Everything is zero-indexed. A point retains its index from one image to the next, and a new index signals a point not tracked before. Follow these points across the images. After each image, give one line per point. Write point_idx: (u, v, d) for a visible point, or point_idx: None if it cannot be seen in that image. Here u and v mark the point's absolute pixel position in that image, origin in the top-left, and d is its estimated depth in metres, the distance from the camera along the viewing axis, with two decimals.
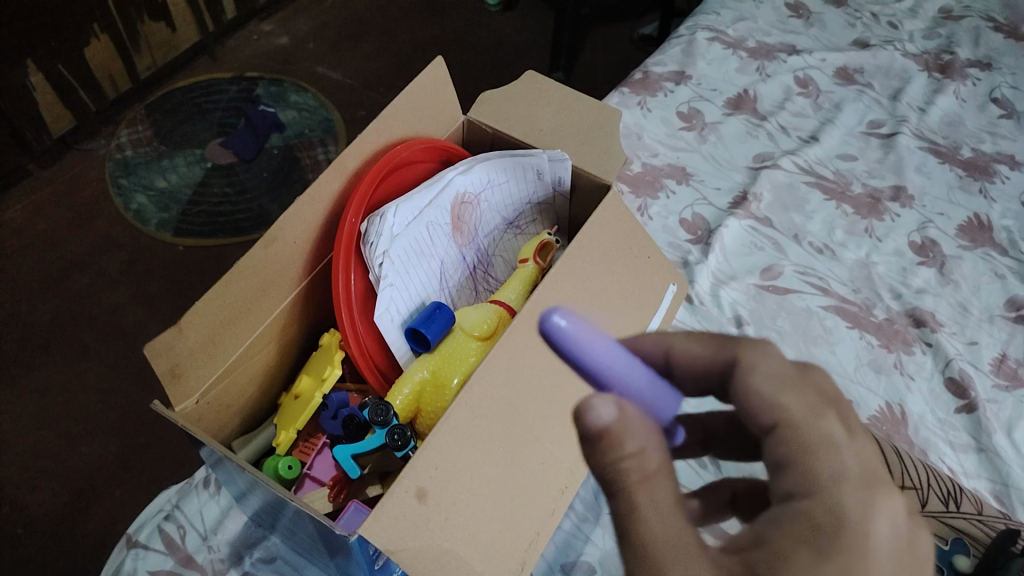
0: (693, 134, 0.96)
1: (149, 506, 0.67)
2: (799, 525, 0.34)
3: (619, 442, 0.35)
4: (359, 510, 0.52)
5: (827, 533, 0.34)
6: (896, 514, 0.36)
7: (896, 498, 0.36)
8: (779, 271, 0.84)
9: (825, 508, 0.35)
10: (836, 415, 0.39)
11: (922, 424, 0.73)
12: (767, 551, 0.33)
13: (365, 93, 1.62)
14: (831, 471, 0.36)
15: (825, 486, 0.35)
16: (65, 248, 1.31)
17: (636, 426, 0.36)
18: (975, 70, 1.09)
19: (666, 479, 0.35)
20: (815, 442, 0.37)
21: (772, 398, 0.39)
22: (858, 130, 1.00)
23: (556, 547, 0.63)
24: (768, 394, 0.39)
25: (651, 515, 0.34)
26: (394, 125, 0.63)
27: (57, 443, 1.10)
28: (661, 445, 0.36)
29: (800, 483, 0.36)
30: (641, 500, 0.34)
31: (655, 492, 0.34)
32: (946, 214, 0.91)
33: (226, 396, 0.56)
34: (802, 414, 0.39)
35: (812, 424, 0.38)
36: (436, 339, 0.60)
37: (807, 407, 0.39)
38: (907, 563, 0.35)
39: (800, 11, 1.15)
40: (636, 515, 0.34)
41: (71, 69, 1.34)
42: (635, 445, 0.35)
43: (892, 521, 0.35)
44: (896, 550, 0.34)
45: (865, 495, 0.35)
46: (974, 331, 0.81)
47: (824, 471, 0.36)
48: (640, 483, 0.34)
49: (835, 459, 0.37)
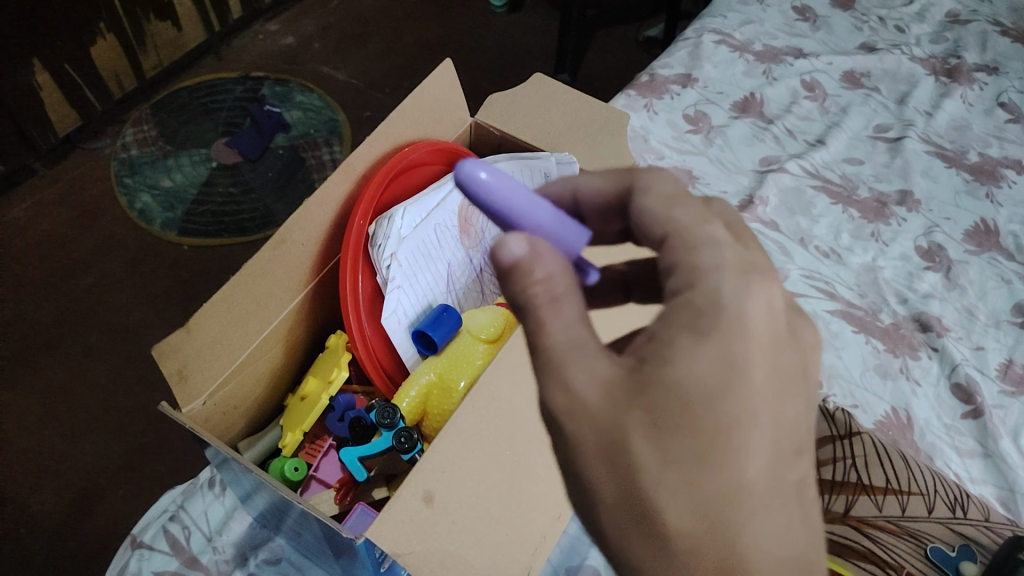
0: (699, 137, 0.96)
1: (157, 506, 0.68)
2: (682, 313, 0.35)
3: (529, 271, 0.36)
4: (366, 512, 0.52)
5: (707, 317, 0.34)
6: (774, 297, 0.36)
7: (773, 285, 0.36)
8: (786, 275, 0.84)
9: (704, 293, 0.35)
10: (723, 223, 0.39)
11: (927, 429, 0.73)
12: (655, 344, 0.34)
13: (370, 94, 1.62)
14: (709, 261, 0.36)
15: (706, 276, 0.35)
16: (70, 247, 1.31)
17: (546, 255, 0.36)
18: (982, 75, 1.09)
19: (574, 300, 0.36)
20: (699, 241, 0.37)
21: (662, 212, 0.39)
22: (865, 134, 1.00)
23: (562, 551, 0.63)
24: (658, 209, 0.40)
25: (557, 332, 0.35)
26: (402, 127, 0.63)
27: (62, 442, 1.10)
28: (570, 270, 0.37)
29: (686, 279, 0.36)
30: (547, 318, 0.35)
31: (562, 311, 0.35)
32: (952, 219, 0.91)
33: (232, 398, 0.56)
34: (690, 221, 0.38)
35: (698, 228, 0.38)
36: (443, 341, 0.60)
37: (695, 215, 0.39)
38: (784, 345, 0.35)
39: (807, 14, 1.15)
40: (543, 332, 0.35)
41: (76, 69, 1.35)
42: (544, 272, 0.36)
43: (769, 303, 0.35)
44: (773, 331, 0.35)
45: (743, 280, 0.35)
46: (979, 336, 0.81)
47: (705, 263, 0.36)
48: (548, 304, 0.35)
49: (715, 252, 0.36)
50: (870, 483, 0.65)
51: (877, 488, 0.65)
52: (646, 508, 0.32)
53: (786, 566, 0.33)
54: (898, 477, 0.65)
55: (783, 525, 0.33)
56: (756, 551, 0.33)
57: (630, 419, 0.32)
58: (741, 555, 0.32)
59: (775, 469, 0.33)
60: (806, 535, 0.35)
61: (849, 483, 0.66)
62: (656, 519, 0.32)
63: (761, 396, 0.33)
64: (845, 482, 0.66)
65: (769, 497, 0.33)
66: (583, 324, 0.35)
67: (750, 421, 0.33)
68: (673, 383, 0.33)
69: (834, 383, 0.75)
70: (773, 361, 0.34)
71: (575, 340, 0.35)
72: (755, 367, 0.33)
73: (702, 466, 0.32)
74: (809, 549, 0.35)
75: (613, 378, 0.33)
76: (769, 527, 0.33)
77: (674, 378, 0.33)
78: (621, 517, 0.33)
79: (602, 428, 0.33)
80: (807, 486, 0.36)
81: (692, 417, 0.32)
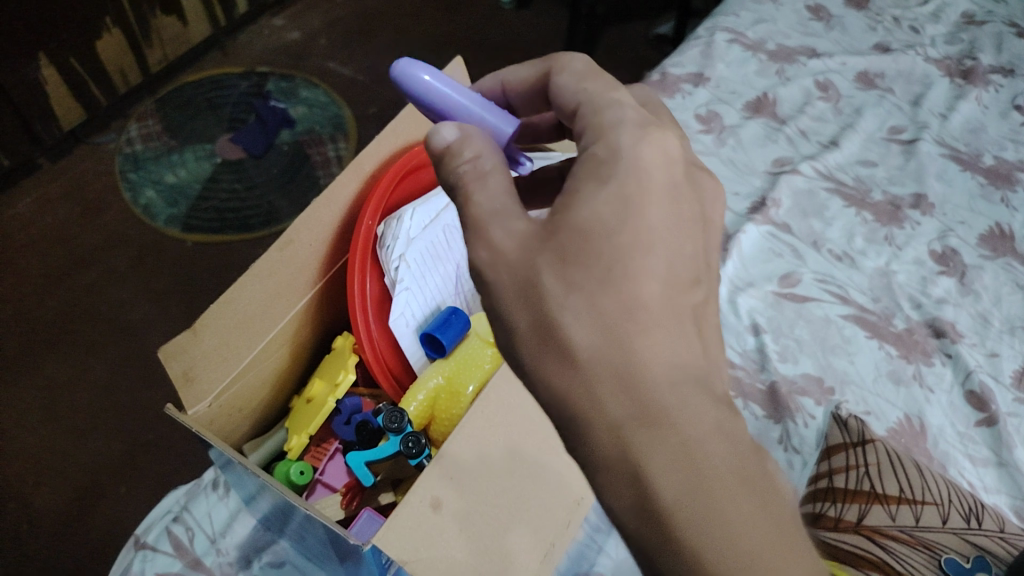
0: (711, 137, 0.95)
1: (160, 506, 0.67)
2: (587, 166, 0.40)
3: (460, 151, 0.41)
4: (372, 519, 0.51)
5: (606, 168, 0.40)
6: (669, 146, 0.41)
7: (668, 136, 0.41)
8: (798, 279, 0.83)
9: (605, 147, 0.40)
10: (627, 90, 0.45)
11: (941, 437, 0.72)
12: (565, 194, 0.39)
13: (377, 90, 1.61)
14: (610, 120, 0.42)
15: (609, 133, 0.41)
16: (74, 242, 1.30)
17: (475, 138, 0.42)
18: (998, 77, 1.08)
19: (502, 174, 0.41)
20: (603, 105, 0.43)
21: (576, 86, 0.46)
22: (879, 135, 0.99)
23: (570, 558, 0.62)
24: (572, 84, 0.46)
25: (483, 198, 0.40)
26: (411, 126, 0.62)
27: (64, 439, 1.09)
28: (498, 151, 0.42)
29: (591, 138, 0.42)
30: (476, 189, 0.40)
31: (488, 181, 0.40)
32: (967, 223, 0.90)
33: (237, 400, 0.54)
34: (598, 90, 0.45)
35: (605, 95, 0.44)
36: (452, 345, 0.58)
37: (603, 85, 0.45)
38: (679, 184, 0.41)
39: (821, 14, 1.14)
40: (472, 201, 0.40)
41: (82, 63, 1.34)
42: (473, 152, 0.41)
43: (663, 149, 0.41)
44: (667, 168, 0.40)
45: (639, 133, 0.41)
46: (994, 342, 0.80)
47: (609, 121, 0.42)
48: (477, 178, 0.41)
49: (616, 112, 0.43)
50: (883, 491, 0.64)
51: (891, 497, 0.63)
52: (558, 333, 0.36)
53: (682, 375, 0.36)
54: (913, 486, 0.64)
55: (678, 344, 0.37)
56: (651, 359, 0.36)
57: (543, 259, 0.37)
58: (638, 363, 0.35)
59: (668, 295, 0.37)
60: (703, 362, 0.38)
61: (861, 491, 0.64)
62: (565, 338, 0.36)
63: (655, 231, 0.38)
64: (857, 490, 0.64)
65: (663, 316, 0.37)
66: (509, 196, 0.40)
67: (645, 252, 0.37)
68: (578, 225, 0.38)
69: (846, 389, 0.75)
70: (669, 199, 0.39)
71: (497, 208, 0.39)
72: (649, 206, 0.39)
73: (603, 287, 0.36)
74: (707, 375, 0.38)
75: (529, 228, 0.38)
76: (664, 342, 0.36)
77: (578, 218, 0.38)
78: (537, 348, 0.36)
79: (517, 270, 0.37)
80: (704, 324, 0.39)
81: (593, 246, 0.37)
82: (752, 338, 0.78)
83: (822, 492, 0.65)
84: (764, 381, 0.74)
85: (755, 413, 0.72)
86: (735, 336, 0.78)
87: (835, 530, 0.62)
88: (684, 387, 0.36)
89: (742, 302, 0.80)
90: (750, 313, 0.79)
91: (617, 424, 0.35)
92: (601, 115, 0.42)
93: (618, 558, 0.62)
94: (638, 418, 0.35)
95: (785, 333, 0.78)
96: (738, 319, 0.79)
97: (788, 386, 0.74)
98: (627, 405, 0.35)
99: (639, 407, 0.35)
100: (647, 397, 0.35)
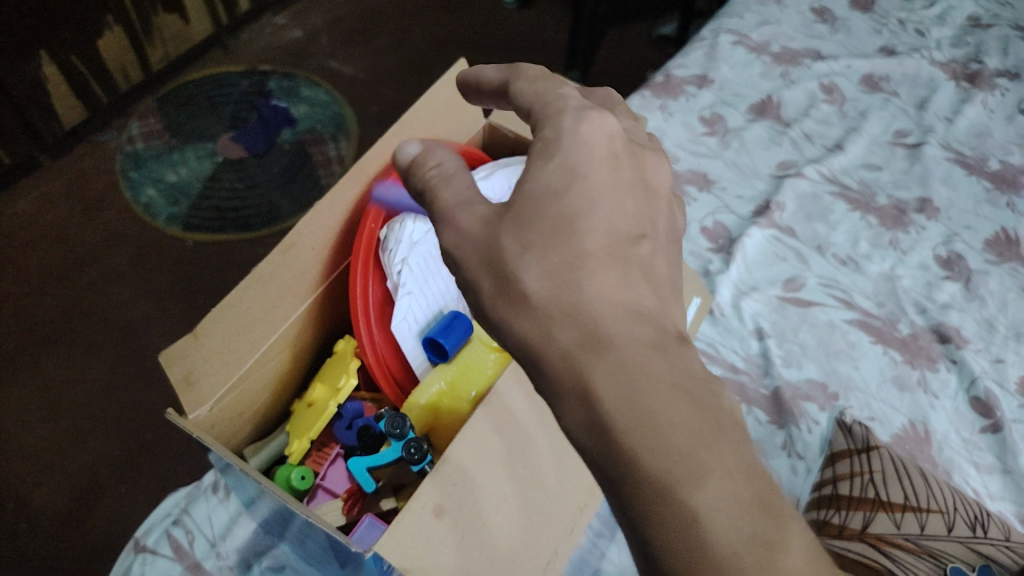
0: (715, 139, 0.94)
1: (160, 508, 0.67)
2: (537, 146, 0.41)
3: (424, 160, 0.43)
4: (374, 524, 0.50)
5: (551, 145, 0.41)
6: (610, 121, 0.42)
7: (608, 114, 0.42)
8: (802, 283, 0.82)
9: (552, 127, 0.42)
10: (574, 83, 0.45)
11: (945, 444, 0.72)
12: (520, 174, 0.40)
13: (379, 89, 1.60)
14: (554, 107, 0.43)
15: (551, 114, 0.42)
16: (74, 240, 1.29)
17: (438, 148, 0.43)
18: (1004, 80, 1.07)
19: (466, 175, 0.42)
20: (546, 95, 0.44)
21: (525, 83, 0.45)
22: (884, 139, 0.98)
23: (573, 564, 0.61)
24: (520, 83, 0.46)
25: (446, 195, 0.41)
26: (415, 128, 0.62)
27: (63, 438, 1.08)
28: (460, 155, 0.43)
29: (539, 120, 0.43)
30: (441, 189, 0.41)
31: (453, 183, 0.42)
32: (972, 228, 0.89)
33: (239, 404, 0.54)
34: (543, 82, 0.45)
35: (549, 86, 0.45)
36: (455, 348, 0.58)
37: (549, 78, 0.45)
38: (620, 152, 0.42)
39: (825, 16, 1.13)
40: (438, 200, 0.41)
41: (83, 61, 1.33)
42: (435, 160, 0.43)
43: (605, 123, 0.42)
44: (608, 140, 0.41)
45: (580, 112, 0.42)
46: (1000, 348, 0.79)
47: (554, 104, 0.43)
48: (441, 180, 0.42)
49: (557, 97, 0.44)
50: (888, 499, 0.63)
51: (895, 504, 0.63)
52: (515, 287, 0.37)
53: (626, 309, 0.37)
54: (918, 494, 0.63)
55: (625, 286, 0.38)
56: (595, 299, 0.37)
57: (499, 224, 0.39)
58: (584, 301, 0.37)
59: (614, 246, 0.39)
60: (654, 303, 0.39)
61: (866, 499, 0.63)
62: (521, 289, 0.37)
63: (596, 188, 0.40)
64: (862, 497, 0.64)
65: (605, 259, 0.38)
66: (474, 188, 0.41)
67: (589, 206, 0.39)
68: (527, 192, 0.39)
69: (850, 395, 0.74)
70: (609, 161, 0.41)
71: (461, 200, 0.41)
72: (592, 164, 0.40)
73: (551, 241, 0.38)
74: (657, 314, 0.38)
75: (485, 207, 0.40)
76: (610, 283, 0.38)
77: (528, 186, 0.40)
78: (498, 303, 0.38)
79: (478, 241, 0.39)
80: (658, 271, 0.40)
81: (541, 208, 0.39)
82: (755, 342, 0.77)
83: (827, 499, 0.65)
84: (767, 386, 0.74)
85: (758, 419, 0.72)
86: (739, 340, 0.77)
87: (840, 538, 0.61)
88: (626, 317, 0.37)
89: (746, 307, 0.79)
90: (753, 318, 0.79)
91: (569, 355, 0.36)
92: (546, 106, 0.43)
93: (620, 564, 0.62)
94: (583, 345, 0.36)
95: (789, 338, 0.78)
96: (742, 323, 0.78)
97: (792, 392, 0.74)
98: (575, 336, 0.36)
99: (584, 334, 0.36)
100: (592, 329, 0.36)
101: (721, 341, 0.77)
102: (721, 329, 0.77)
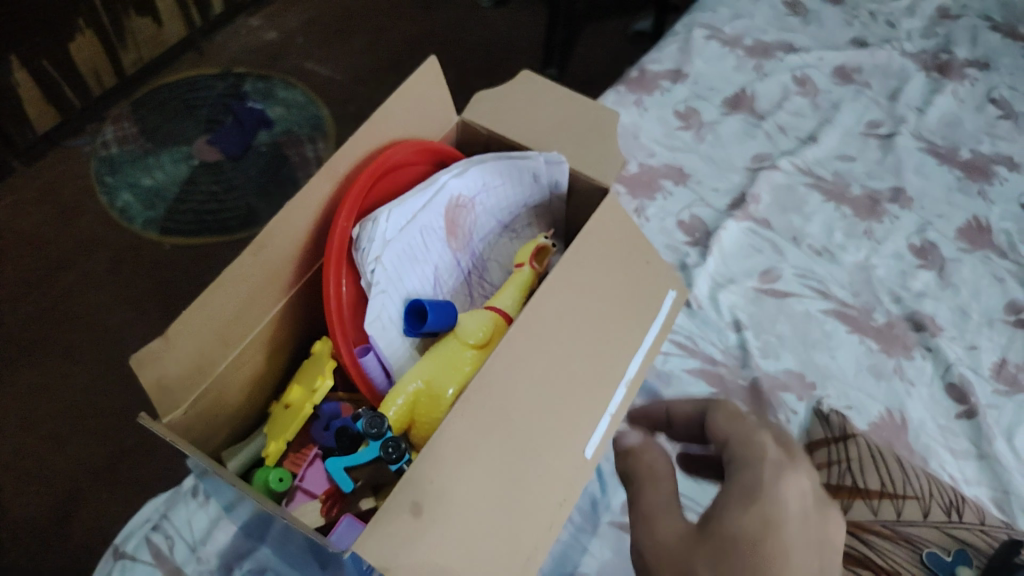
0: (691, 134, 0.95)
1: (140, 513, 0.66)
2: (733, 490, 0.44)
3: (652, 486, 0.48)
4: (354, 523, 0.50)
5: (749, 495, 0.43)
6: (803, 488, 0.44)
7: (803, 482, 0.44)
8: (778, 274, 0.83)
9: (746, 483, 0.44)
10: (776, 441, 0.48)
11: (922, 430, 0.72)
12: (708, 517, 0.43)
13: (355, 89, 1.60)
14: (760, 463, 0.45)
15: (760, 484, 0.44)
16: (49, 247, 1.28)
17: (657, 469, 0.50)
18: (973, 70, 1.09)
19: (670, 514, 0.46)
20: (744, 467, 0.46)
21: (746, 437, 0.48)
22: (857, 130, 0.99)
23: (553, 560, 0.62)
24: (738, 436, 0.49)
25: (656, 508, 0.47)
26: (387, 126, 0.61)
27: (41, 446, 1.07)
28: (668, 475, 0.50)
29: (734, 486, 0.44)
30: (652, 495, 0.48)
31: (657, 517, 0.46)
32: (945, 216, 0.90)
33: (214, 406, 0.54)
34: (755, 450, 0.47)
35: (749, 441, 0.48)
36: (434, 324, 0.59)
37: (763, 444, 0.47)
38: (814, 520, 0.43)
39: (797, 9, 1.14)
40: (648, 511, 0.47)
41: (54, 65, 1.31)
42: (662, 488, 0.48)
43: (799, 490, 0.44)
44: (803, 506, 0.43)
45: (776, 473, 0.44)
46: (974, 335, 0.80)
47: (756, 468, 0.45)
48: (644, 518, 0.46)
49: (755, 466, 0.45)
50: (866, 486, 0.64)
51: (872, 492, 0.63)
52: None
53: None
54: (894, 481, 0.64)
55: None
56: None
57: (694, 552, 0.42)
58: None
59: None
60: None
61: (844, 486, 0.64)
62: None
63: (790, 538, 0.41)
64: (840, 485, 0.64)
65: None
66: None
67: (785, 553, 0.40)
68: (726, 533, 0.41)
69: (828, 384, 0.75)
70: (801, 520, 0.42)
71: (657, 514, 0.46)
72: (788, 521, 0.42)
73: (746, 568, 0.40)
74: None
75: (682, 534, 0.43)
76: None
77: (724, 530, 0.42)
78: None
79: (675, 560, 0.42)
80: None
81: (736, 548, 0.40)
82: (733, 334, 0.77)
83: None
84: (745, 377, 0.74)
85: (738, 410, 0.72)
86: (717, 332, 0.77)
87: None
88: None
89: (723, 299, 0.79)
90: (731, 310, 0.79)
91: None
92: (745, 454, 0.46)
93: (603, 559, 0.62)
94: None
95: (766, 329, 0.78)
96: (720, 315, 0.78)
97: (771, 382, 0.74)
98: None
99: None
100: None
101: (699, 334, 0.77)
102: (699, 322, 0.78)
